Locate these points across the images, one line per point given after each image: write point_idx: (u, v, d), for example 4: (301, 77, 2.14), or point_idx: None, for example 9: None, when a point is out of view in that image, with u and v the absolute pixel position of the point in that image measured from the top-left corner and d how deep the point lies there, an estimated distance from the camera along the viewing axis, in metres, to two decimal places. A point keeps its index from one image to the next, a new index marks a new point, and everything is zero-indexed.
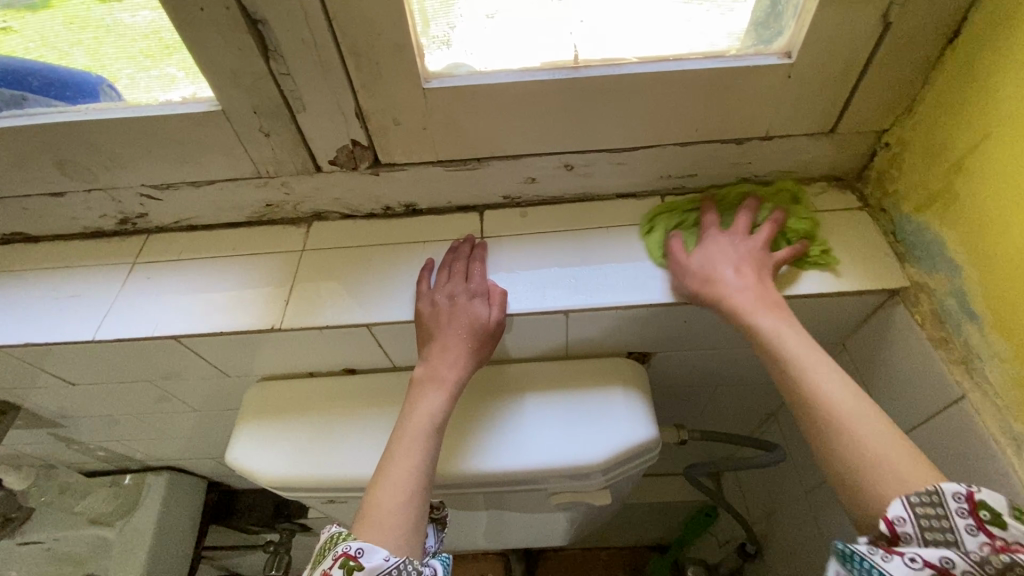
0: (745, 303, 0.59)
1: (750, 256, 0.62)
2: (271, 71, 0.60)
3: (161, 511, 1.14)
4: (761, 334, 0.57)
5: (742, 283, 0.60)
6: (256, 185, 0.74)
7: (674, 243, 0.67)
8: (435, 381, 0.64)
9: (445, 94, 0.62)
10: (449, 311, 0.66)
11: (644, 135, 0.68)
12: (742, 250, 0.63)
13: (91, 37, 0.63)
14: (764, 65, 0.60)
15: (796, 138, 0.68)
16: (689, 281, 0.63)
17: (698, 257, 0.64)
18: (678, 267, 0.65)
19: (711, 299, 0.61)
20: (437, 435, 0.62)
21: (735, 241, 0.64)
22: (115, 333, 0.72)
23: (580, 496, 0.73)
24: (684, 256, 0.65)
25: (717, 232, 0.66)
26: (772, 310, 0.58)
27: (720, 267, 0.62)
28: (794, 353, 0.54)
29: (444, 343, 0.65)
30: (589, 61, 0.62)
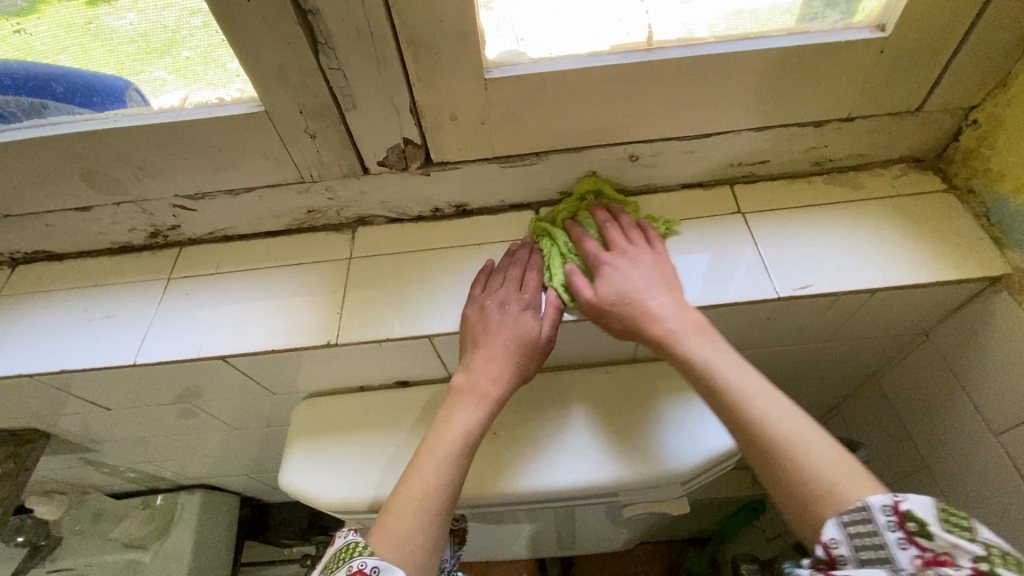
0: (671, 329, 0.55)
1: (654, 270, 0.60)
2: (321, 66, 0.55)
3: (197, 531, 1.10)
4: (694, 359, 0.53)
5: (668, 308, 0.57)
6: (298, 191, 0.69)
7: (579, 278, 0.62)
8: (474, 395, 0.59)
9: (510, 84, 0.58)
10: (498, 320, 0.62)
11: (716, 121, 0.63)
12: (639, 266, 0.60)
13: (76, 42, 0.58)
14: (854, 40, 0.56)
15: (879, 119, 0.64)
16: (609, 311, 0.59)
17: (605, 287, 0.60)
18: (589, 306, 0.60)
19: (636, 324, 0.57)
20: (468, 454, 0.57)
21: (634, 264, 0.61)
22: (157, 355, 0.67)
23: (657, 505, 0.69)
24: (592, 290, 0.60)
25: (603, 255, 0.62)
26: (701, 336, 0.54)
27: (642, 292, 0.58)
28: (734, 379, 0.51)
29: (489, 351, 0.61)
30: (662, 43, 0.58)
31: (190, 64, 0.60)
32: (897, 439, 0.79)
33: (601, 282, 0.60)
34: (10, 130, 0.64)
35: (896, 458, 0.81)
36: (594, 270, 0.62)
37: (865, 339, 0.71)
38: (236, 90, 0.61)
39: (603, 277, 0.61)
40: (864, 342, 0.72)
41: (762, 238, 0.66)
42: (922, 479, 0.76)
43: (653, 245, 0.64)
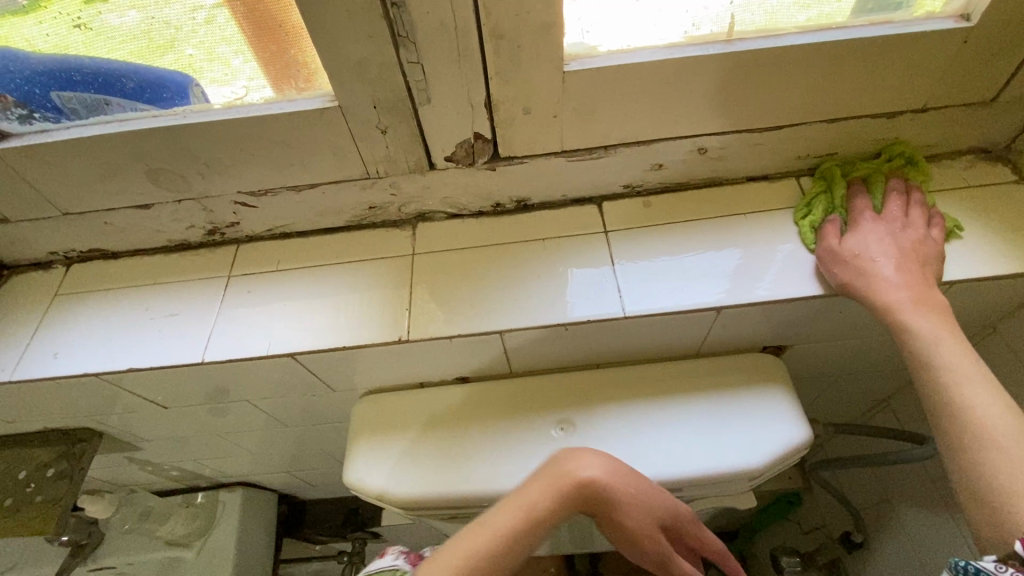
0: (900, 301, 0.56)
1: (904, 244, 0.59)
2: (400, 60, 0.56)
3: (240, 528, 1.10)
4: (917, 337, 0.54)
5: (899, 281, 0.57)
6: (363, 186, 0.69)
7: (833, 227, 0.62)
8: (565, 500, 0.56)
9: (587, 76, 0.58)
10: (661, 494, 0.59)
11: (786, 112, 0.63)
12: (897, 238, 0.59)
13: (79, 40, 0.58)
14: (943, 29, 0.57)
15: (951, 110, 0.64)
16: (836, 268, 0.60)
17: (848, 244, 0.60)
18: (826, 252, 0.61)
19: (859, 287, 0.58)
20: (518, 545, 0.54)
21: (897, 231, 0.60)
22: (225, 352, 0.67)
23: (723, 500, 0.69)
24: (836, 242, 0.61)
25: (863, 218, 0.62)
26: (937, 313, 0.55)
27: (872, 259, 0.58)
28: (953, 363, 0.52)
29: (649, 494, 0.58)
30: (742, 34, 0.58)
31: (196, 60, 0.60)
32: None
33: (844, 243, 0.60)
34: (76, 127, 0.64)
35: None
36: (851, 227, 0.62)
37: None
38: (241, 86, 0.62)
39: (844, 239, 0.61)
40: None
41: None
42: None
43: (913, 219, 0.61)
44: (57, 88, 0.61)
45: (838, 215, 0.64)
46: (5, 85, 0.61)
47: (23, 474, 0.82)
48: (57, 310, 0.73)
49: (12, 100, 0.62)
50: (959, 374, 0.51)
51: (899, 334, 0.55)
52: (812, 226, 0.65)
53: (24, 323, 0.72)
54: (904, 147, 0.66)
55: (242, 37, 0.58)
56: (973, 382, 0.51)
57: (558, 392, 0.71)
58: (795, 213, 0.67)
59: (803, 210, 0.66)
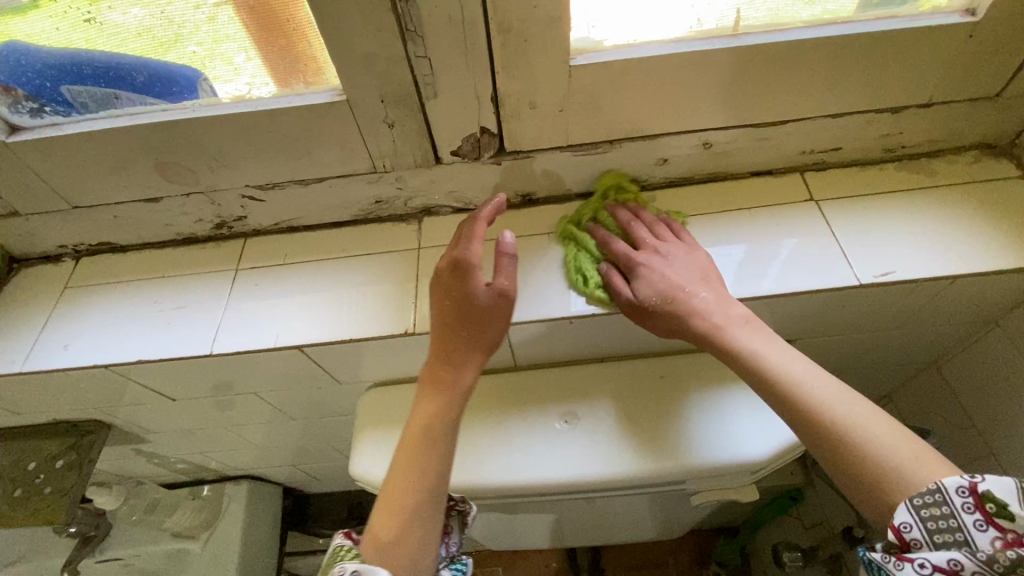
0: (717, 324, 0.56)
1: (702, 264, 0.61)
2: (407, 54, 0.56)
3: (246, 521, 1.11)
4: (745, 357, 0.54)
5: (712, 303, 0.57)
6: (369, 180, 0.69)
7: (614, 277, 0.62)
8: (436, 379, 0.59)
9: (594, 71, 0.59)
10: (450, 300, 0.59)
11: (790, 106, 0.64)
12: (682, 261, 0.61)
13: (82, 37, 0.59)
14: (948, 24, 0.57)
15: (955, 105, 0.64)
16: (654, 317, 0.59)
17: (642, 287, 0.60)
18: (629, 304, 0.60)
19: (681, 324, 0.58)
20: (448, 434, 0.59)
21: (670, 258, 0.61)
22: (232, 344, 0.68)
23: (726, 493, 0.70)
24: (629, 290, 0.60)
25: (636, 254, 0.62)
26: (744, 330, 0.55)
27: (686, 288, 0.58)
28: (782, 370, 0.53)
29: (444, 332, 0.59)
30: (748, 29, 0.59)
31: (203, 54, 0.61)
32: (959, 427, 0.79)
33: (639, 285, 0.60)
34: (86, 121, 0.64)
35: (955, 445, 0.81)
36: (628, 271, 0.62)
37: (934, 326, 0.71)
38: (244, 83, 0.63)
39: (635, 284, 0.60)
40: (931, 329, 0.72)
41: (840, 228, 0.66)
42: (986, 466, 0.77)
43: (681, 239, 0.64)
44: (68, 82, 0.62)
45: (608, 262, 0.64)
46: (15, 79, 0.62)
47: (33, 464, 0.84)
48: (66, 302, 0.74)
49: (23, 94, 0.63)
50: (794, 376, 0.52)
51: (728, 359, 0.55)
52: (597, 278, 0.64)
53: (34, 315, 0.73)
54: (615, 178, 0.69)
55: (247, 34, 0.59)
56: (812, 379, 0.52)
57: (562, 385, 0.71)
58: (563, 274, 0.67)
59: (569, 266, 0.66)
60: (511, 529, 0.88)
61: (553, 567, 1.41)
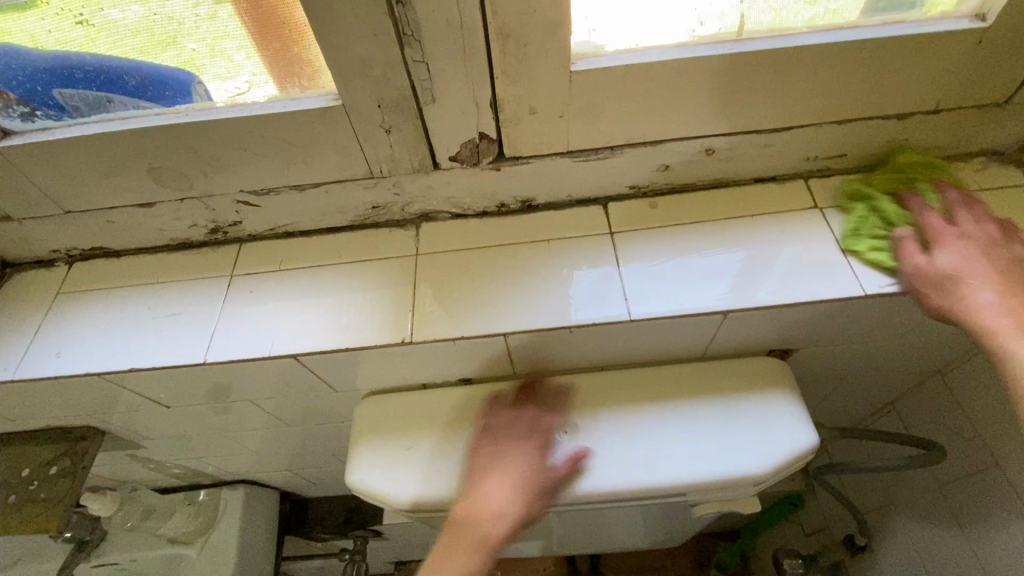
0: (998, 327, 0.53)
1: (994, 257, 0.57)
2: (404, 58, 0.55)
3: (242, 526, 1.10)
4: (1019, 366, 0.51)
5: (1004, 305, 0.54)
6: (366, 186, 0.68)
7: (908, 245, 0.60)
8: (474, 533, 0.60)
9: (594, 75, 0.57)
10: (509, 474, 0.63)
11: (794, 112, 0.63)
12: (987, 253, 0.57)
13: (83, 34, 0.57)
14: (957, 29, 0.56)
15: (962, 111, 0.63)
16: (937, 295, 0.57)
17: (937, 264, 0.57)
18: (916, 272, 0.58)
19: (966, 314, 0.55)
20: None
21: (988, 248, 0.58)
22: (227, 352, 0.66)
23: (728, 504, 0.69)
24: (925, 261, 0.58)
25: (946, 231, 0.59)
26: None
27: (971, 280, 0.55)
28: None
29: (494, 491, 0.62)
30: (753, 34, 0.58)
31: (197, 56, 0.60)
32: (964, 436, 0.78)
33: (939, 261, 0.57)
34: (77, 125, 0.63)
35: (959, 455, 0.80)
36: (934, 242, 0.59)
37: (940, 335, 0.70)
38: (244, 81, 0.62)
39: (934, 257, 0.58)
40: (936, 338, 0.71)
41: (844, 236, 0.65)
42: (991, 476, 0.76)
43: (988, 230, 0.59)
44: (59, 85, 0.61)
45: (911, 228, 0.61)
46: (7, 83, 0.61)
47: (27, 471, 0.82)
48: (59, 308, 0.73)
49: (15, 97, 0.62)
50: None
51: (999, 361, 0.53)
52: (883, 244, 0.62)
53: (27, 321, 0.72)
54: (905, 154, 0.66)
55: (244, 32, 0.57)
56: None
57: (563, 395, 0.70)
58: (843, 238, 0.64)
59: (853, 234, 0.63)
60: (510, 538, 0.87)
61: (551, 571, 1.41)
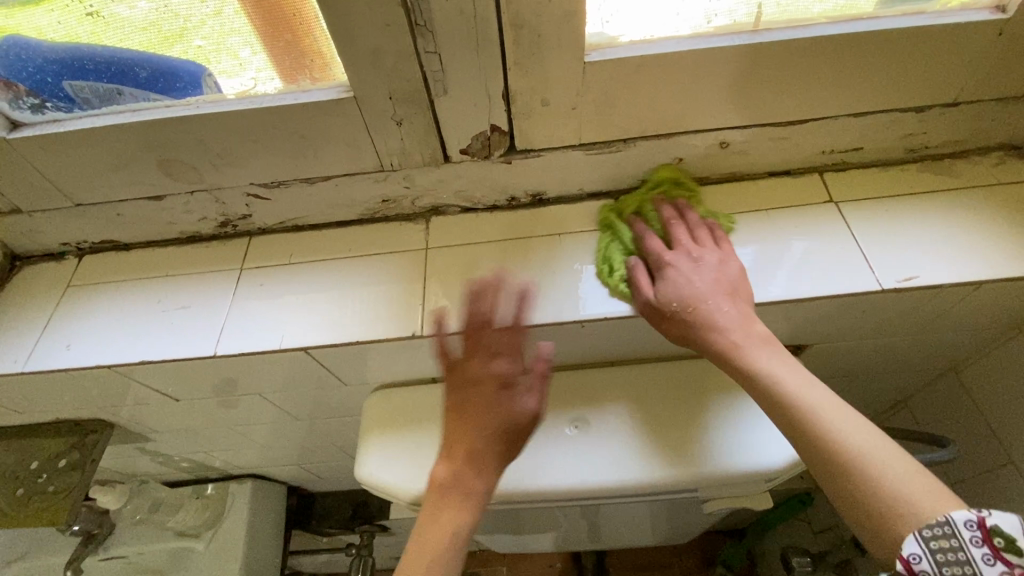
0: (734, 341, 0.54)
1: (710, 274, 0.58)
2: (417, 49, 0.55)
3: (250, 519, 1.10)
4: (762, 378, 0.52)
5: (734, 319, 0.55)
6: (376, 179, 0.68)
7: (639, 275, 0.61)
8: (458, 491, 0.56)
9: (608, 67, 0.57)
10: (475, 400, 0.60)
11: (811, 105, 0.62)
12: (698, 269, 0.59)
13: (88, 30, 0.58)
14: (978, 20, 0.55)
15: (981, 104, 0.62)
16: (666, 322, 0.58)
17: (667, 289, 0.58)
18: (648, 305, 0.59)
19: (698, 336, 0.56)
20: (456, 554, 0.54)
21: (699, 265, 0.59)
22: (236, 345, 0.66)
23: (739, 501, 0.68)
24: (650, 290, 0.59)
25: (666, 254, 0.60)
26: (773, 350, 0.53)
27: (698, 301, 0.57)
28: (795, 396, 0.50)
29: (469, 432, 0.59)
30: (770, 24, 0.57)
31: (205, 52, 0.60)
32: (978, 434, 0.77)
33: (656, 283, 0.59)
34: (88, 117, 0.63)
35: (971, 455, 0.79)
36: (656, 270, 0.61)
37: (955, 331, 0.70)
38: (250, 77, 0.61)
39: (660, 281, 0.59)
40: (950, 335, 0.70)
41: (861, 230, 0.64)
42: (1007, 475, 0.74)
43: (720, 245, 0.62)
44: (69, 77, 0.61)
45: (639, 257, 0.63)
46: (17, 74, 0.61)
47: (35, 464, 0.83)
48: (69, 300, 0.73)
49: (25, 89, 0.62)
50: (809, 404, 0.49)
51: (744, 379, 0.53)
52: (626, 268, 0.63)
53: (37, 313, 0.72)
54: (672, 171, 0.67)
55: (251, 28, 0.57)
56: (832, 409, 0.49)
57: (572, 390, 0.70)
58: (597, 264, 0.66)
59: (602, 260, 0.65)
60: (518, 535, 0.87)
61: (556, 567, 1.41)
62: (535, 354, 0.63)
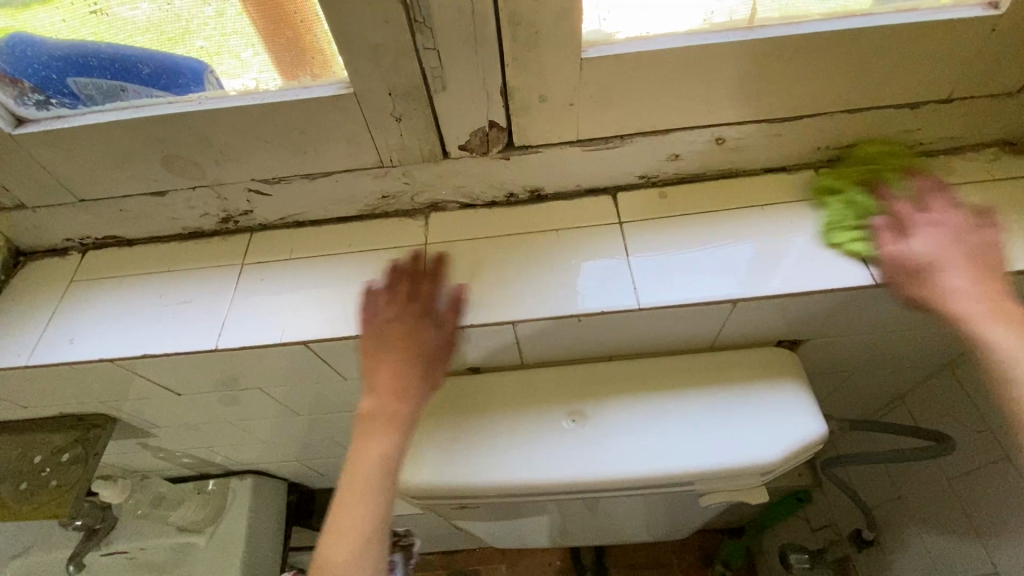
0: (980, 311, 0.55)
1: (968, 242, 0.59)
2: (416, 46, 0.56)
3: (251, 515, 1.11)
4: (998, 347, 0.54)
5: (974, 291, 0.56)
6: (376, 175, 0.69)
7: (884, 234, 0.61)
8: (388, 418, 0.60)
9: (605, 64, 0.57)
10: (399, 338, 0.62)
11: (806, 102, 0.63)
12: (962, 234, 0.60)
13: (91, 32, 0.59)
14: (971, 17, 0.56)
15: (974, 101, 0.63)
16: (914, 283, 0.59)
17: (921, 251, 0.59)
18: (892, 263, 0.60)
19: (940, 299, 0.57)
20: (388, 478, 0.58)
21: (959, 233, 0.60)
22: (238, 339, 0.67)
23: (735, 494, 0.68)
24: (898, 248, 0.60)
25: (918, 217, 0.61)
26: (1008, 323, 0.54)
27: (948, 266, 0.58)
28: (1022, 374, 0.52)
29: (399, 370, 0.61)
30: (764, 21, 0.58)
31: (206, 53, 0.61)
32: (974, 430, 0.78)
33: (916, 245, 0.60)
34: (92, 113, 0.64)
35: (967, 449, 0.80)
36: (906, 228, 0.61)
37: (951, 327, 0.70)
38: (251, 77, 0.62)
39: (911, 240, 0.60)
40: (945, 330, 0.71)
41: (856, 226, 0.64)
42: (998, 471, 0.76)
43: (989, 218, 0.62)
44: (74, 74, 0.62)
45: (882, 216, 0.63)
46: (23, 71, 0.61)
47: (39, 458, 0.84)
48: (72, 295, 0.74)
49: (29, 86, 0.63)
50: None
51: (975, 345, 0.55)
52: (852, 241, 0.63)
53: (41, 307, 0.73)
54: (882, 144, 0.67)
55: (252, 29, 0.58)
56: None
57: (570, 384, 0.70)
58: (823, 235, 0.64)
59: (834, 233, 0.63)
60: (516, 529, 0.89)
61: (556, 565, 1.41)
62: (522, 308, 0.64)
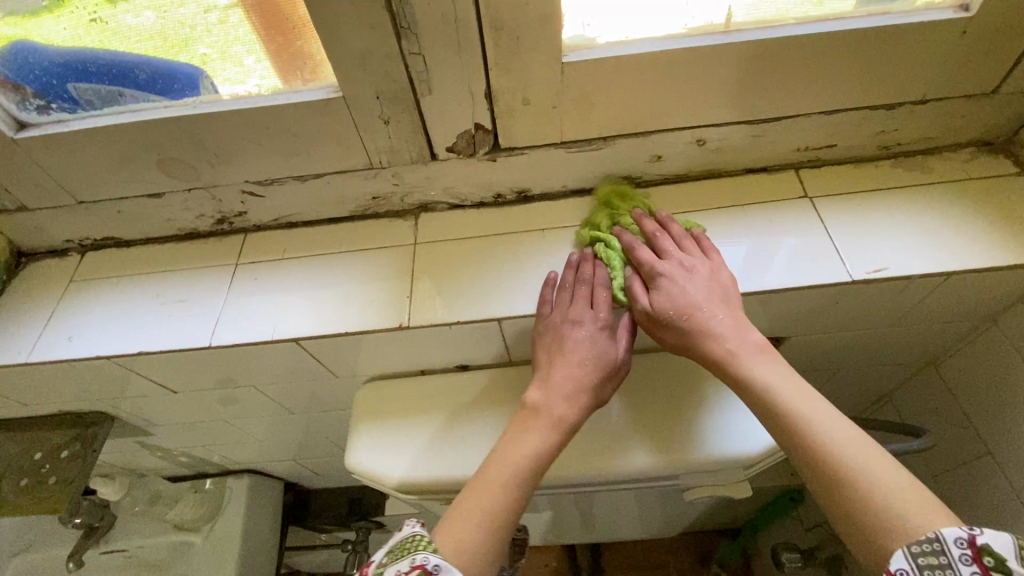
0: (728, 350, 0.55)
1: (704, 280, 0.58)
2: (401, 51, 0.57)
3: (247, 514, 1.12)
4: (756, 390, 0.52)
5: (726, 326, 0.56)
6: (366, 176, 0.70)
7: (636, 284, 0.61)
8: (548, 417, 0.57)
9: (585, 67, 0.59)
10: (568, 338, 0.60)
11: (783, 103, 0.64)
12: (695, 275, 0.59)
13: (95, 40, 0.61)
14: (943, 19, 0.57)
15: (949, 101, 0.65)
16: (664, 329, 0.58)
17: (659, 299, 0.58)
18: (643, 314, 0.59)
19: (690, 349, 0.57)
20: (530, 475, 0.54)
21: (688, 274, 0.59)
22: (231, 336, 0.69)
23: (719, 489, 0.68)
24: (644, 299, 0.59)
25: (658, 263, 0.60)
26: (766, 358, 0.54)
27: (682, 308, 0.57)
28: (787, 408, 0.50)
29: (565, 370, 0.59)
30: (741, 25, 0.59)
31: (209, 61, 0.63)
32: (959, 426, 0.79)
33: (652, 295, 0.59)
34: (89, 117, 0.66)
35: (952, 445, 0.81)
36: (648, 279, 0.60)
37: (933, 324, 0.71)
38: (253, 84, 0.64)
39: (649, 289, 0.60)
40: (926, 327, 0.72)
41: (833, 224, 0.66)
42: (984, 466, 0.76)
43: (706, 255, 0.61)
44: (73, 79, 0.64)
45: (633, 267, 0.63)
46: (24, 77, 0.64)
47: (39, 454, 0.85)
48: (71, 294, 0.76)
49: (31, 91, 0.65)
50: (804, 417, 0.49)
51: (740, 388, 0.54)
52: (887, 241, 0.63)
53: (40, 307, 0.75)
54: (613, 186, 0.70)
55: (255, 36, 0.60)
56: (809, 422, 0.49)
57: None
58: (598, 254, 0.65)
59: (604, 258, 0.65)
60: None
61: (553, 566, 1.42)
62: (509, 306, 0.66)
